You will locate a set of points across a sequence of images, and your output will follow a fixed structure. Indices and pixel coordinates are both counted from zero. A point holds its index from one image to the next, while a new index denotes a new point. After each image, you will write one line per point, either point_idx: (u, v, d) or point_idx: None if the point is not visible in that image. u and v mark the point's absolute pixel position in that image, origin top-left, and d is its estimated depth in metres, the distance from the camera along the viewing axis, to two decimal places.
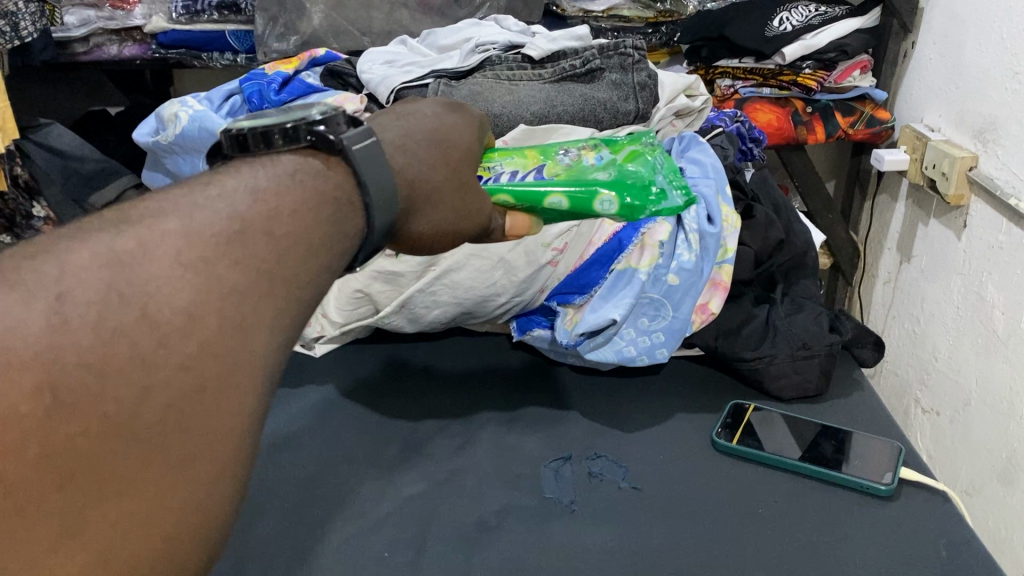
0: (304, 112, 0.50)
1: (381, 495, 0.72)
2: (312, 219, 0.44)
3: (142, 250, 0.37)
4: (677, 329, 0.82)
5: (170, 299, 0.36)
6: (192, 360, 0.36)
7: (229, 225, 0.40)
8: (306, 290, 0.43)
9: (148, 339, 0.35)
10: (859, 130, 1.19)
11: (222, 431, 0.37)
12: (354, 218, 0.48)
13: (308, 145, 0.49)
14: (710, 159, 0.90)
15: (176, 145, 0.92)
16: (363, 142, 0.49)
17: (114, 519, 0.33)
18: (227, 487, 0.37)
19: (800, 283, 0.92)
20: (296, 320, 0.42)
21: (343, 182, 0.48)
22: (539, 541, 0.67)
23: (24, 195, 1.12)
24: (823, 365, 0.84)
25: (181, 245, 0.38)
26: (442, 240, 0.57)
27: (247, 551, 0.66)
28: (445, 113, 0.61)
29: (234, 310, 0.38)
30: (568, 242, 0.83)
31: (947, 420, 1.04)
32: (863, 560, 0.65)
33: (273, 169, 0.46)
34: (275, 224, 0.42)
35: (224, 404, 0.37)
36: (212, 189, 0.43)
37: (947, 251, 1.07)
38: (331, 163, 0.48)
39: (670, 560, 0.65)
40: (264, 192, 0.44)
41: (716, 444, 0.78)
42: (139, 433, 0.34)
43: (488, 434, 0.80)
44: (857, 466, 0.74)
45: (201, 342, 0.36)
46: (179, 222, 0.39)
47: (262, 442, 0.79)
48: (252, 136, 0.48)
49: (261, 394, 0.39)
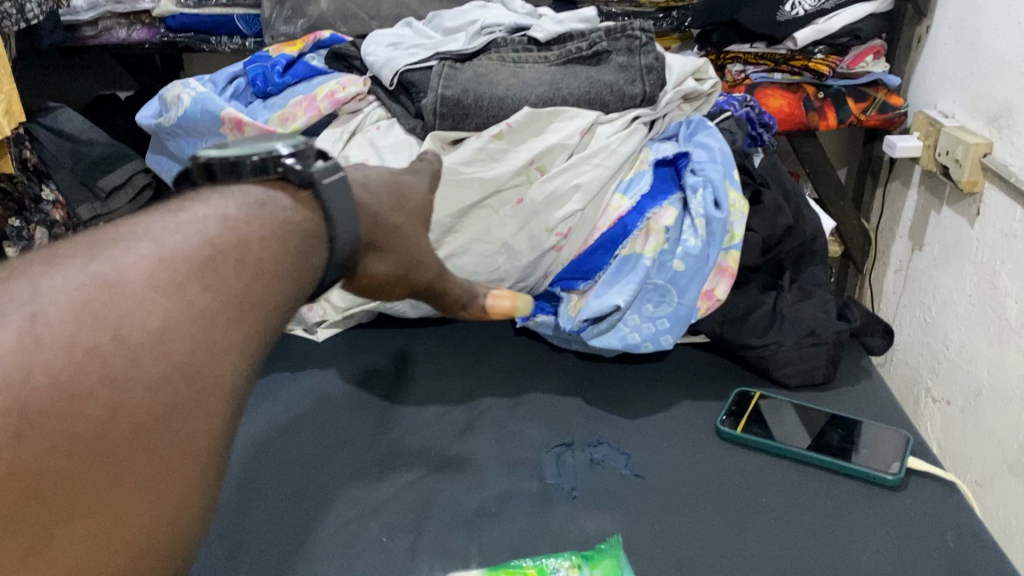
0: (271, 145, 0.52)
1: (380, 481, 0.72)
2: (282, 249, 0.47)
3: (118, 273, 0.39)
4: (682, 316, 0.80)
5: (142, 321, 0.38)
6: (162, 381, 0.38)
7: (201, 251, 0.43)
8: (271, 314, 0.45)
9: (120, 359, 0.37)
10: (871, 117, 1.17)
11: (191, 452, 0.38)
12: (320, 249, 0.50)
13: (278, 177, 0.51)
14: (717, 142, 0.86)
15: (179, 128, 0.91)
16: (331, 176, 0.52)
17: (82, 533, 0.34)
18: (192, 504, 0.38)
19: (811, 269, 0.91)
20: (258, 322, 0.43)
21: (310, 215, 0.50)
22: (540, 529, 0.66)
23: (33, 178, 1.14)
24: (830, 353, 0.83)
25: (152, 270, 0.40)
26: (392, 287, 0.57)
27: (243, 537, 0.66)
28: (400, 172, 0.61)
29: (203, 333, 0.40)
30: (573, 226, 0.82)
31: (959, 411, 1.02)
32: (868, 551, 0.64)
33: (244, 199, 0.48)
34: (245, 251, 0.45)
35: (192, 426, 0.39)
36: (183, 216, 0.45)
37: (959, 238, 1.05)
38: (301, 198, 0.51)
39: (672, 548, 0.64)
40: (235, 221, 0.46)
41: (721, 432, 0.77)
42: (109, 453, 0.35)
43: (491, 421, 0.79)
44: (864, 455, 0.73)
45: (172, 364, 0.38)
46: (152, 248, 0.41)
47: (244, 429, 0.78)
48: (221, 165, 0.51)
49: (225, 417, 0.41)
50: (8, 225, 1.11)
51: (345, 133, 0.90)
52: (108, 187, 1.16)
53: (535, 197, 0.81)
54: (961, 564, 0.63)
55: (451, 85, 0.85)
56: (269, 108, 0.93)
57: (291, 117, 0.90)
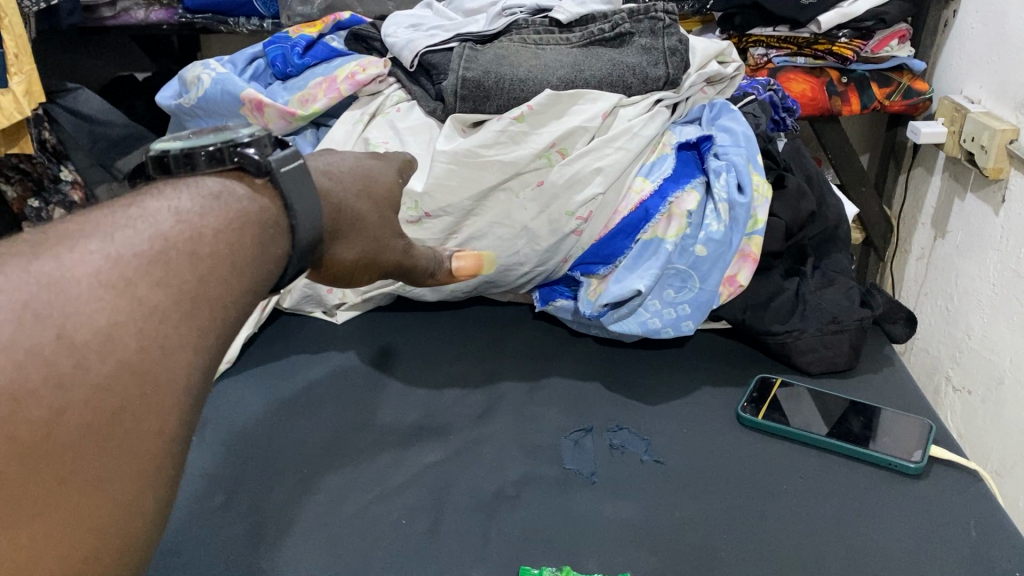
0: (232, 134, 0.51)
1: (398, 464, 0.71)
2: (239, 237, 0.47)
3: (61, 271, 0.39)
4: (703, 302, 0.79)
5: (89, 319, 0.38)
6: (111, 380, 0.37)
7: (152, 245, 0.43)
8: (233, 310, 0.45)
9: (65, 360, 0.36)
10: (895, 102, 1.15)
11: (143, 453, 0.38)
12: (280, 239, 0.50)
13: (234, 167, 0.51)
14: (742, 127, 0.85)
15: (198, 109, 0.91)
16: (290, 164, 0.51)
17: (26, 540, 0.33)
18: (145, 505, 0.38)
19: (833, 256, 0.89)
20: (216, 322, 0.44)
21: (269, 206, 0.50)
22: (561, 513, 0.66)
23: (52, 159, 1.15)
24: (852, 341, 0.82)
25: (99, 268, 0.40)
26: (361, 271, 0.60)
27: (264, 516, 0.66)
28: (364, 157, 0.63)
29: (154, 329, 0.40)
30: (593, 210, 0.81)
31: (980, 400, 1.01)
32: (891, 540, 0.64)
33: (198, 191, 0.48)
34: (199, 244, 0.45)
35: (143, 423, 0.38)
36: (133, 211, 0.45)
37: (983, 226, 1.04)
38: (257, 187, 0.50)
39: (693, 534, 0.64)
40: (188, 213, 0.46)
41: (741, 419, 0.76)
42: (55, 456, 0.35)
43: (510, 405, 0.79)
44: (886, 443, 0.72)
45: (120, 363, 0.38)
46: (100, 245, 0.41)
47: (233, 413, 0.78)
48: (175, 159, 0.50)
49: (184, 416, 0.40)
50: (27, 205, 1.13)
51: (365, 115, 0.89)
52: (125, 167, 1.20)
53: (555, 180, 0.80)
54: (986, 554, 0.62)
55: (472, 67, 0.84)
56: (289, 90, 0.93)
57: (311, 99, 0.90)
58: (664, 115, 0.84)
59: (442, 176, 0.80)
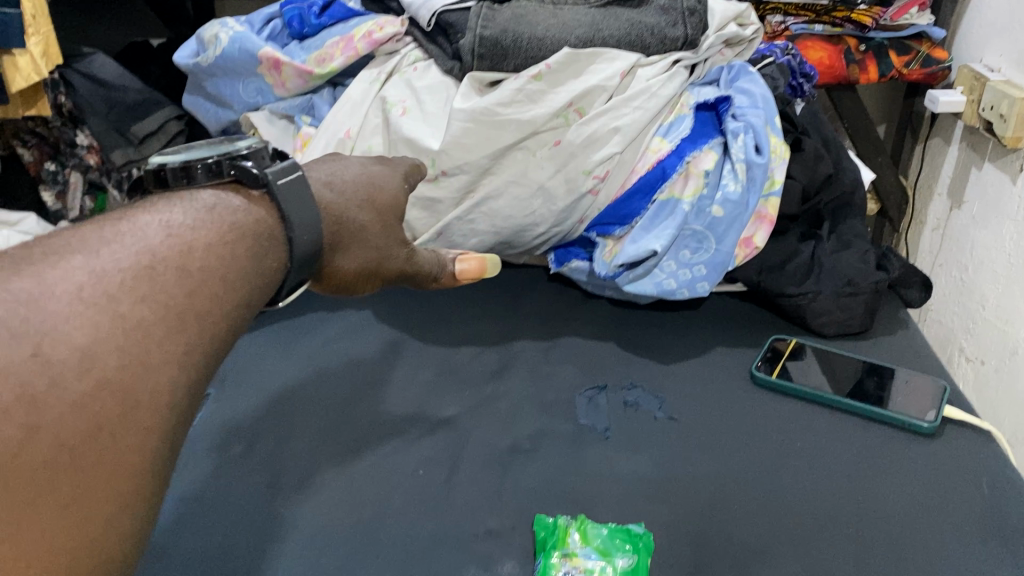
0: (230, 147, 0.50)
1: (415, 418, 0.72)
2: (230, 251, 0.44)
3: (40, 288, 0.35)
4: (719, 263, 0.80)
5: (68, 336, 0.35)
6: (88, 399, 0.34)
7: (138, 259, 0.40)
8: (221, 320, 0.42)
9: (40, 378, 0.33)
10: (914, 70, 1.14)
11: (123, 473, 0.35)
12: (276, 251, 0.48)
13: (231, 180, 0.48)
14: (761, 88, 0.85)
15: (216, 68, 0.91)
16: (287, 177, 0.49)
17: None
18: (124, 528, 0.35)
19: (849, 222, 0.89)
20: (202, 335, 0.41)
21: (264, 218, 0.48)
22: (574, 465, 0.67)
23: (67, 124, 1.19)
24: (868, 303, 0.82)
25: (82, 283, 0.37)
26: (361, 279, 0.58)
27: (283, 466, 0.67)
28: (371, 163, 0.62)
29: (136, 347, 0.37)
30: (610, 170, 0.81)
31: (993, 370, 1.01)
32: (900, 496, 0.64)
33: (191, 205, 0.46)
34: (188, 258, 0.42)
35: (123, 443, 0.35)
36: (123, 225, 0.42)
37: (1000, 197, 1.03)
38: (253, 199, 0.48)
39: (704, 488, 0.65)
40: (179, 227, 0.43)
41: (756, 379, 0.76)
42: (22, 476, 0.31)
43: (524, 361, 0.80)
44: (900, 403, 0.73)
45: (98, 381, 0.35)
46: (84, 261, 0.38)
47: (252, 373, 0.78)
48: (172, 171, 0.47)
49: (167, 434, 0.37)
50: (44, 168, 1.21)
51: (382, 74, 0.89)
52: (140, 133, 1.17)
53: (572, 140, 0.80)
54: (998, 511, 0.63)
55: (489, 26, 0.84)
56: (306, 50, 0.92)
57: (328, 58, 0.90)
58: (683, 75, 0.85)
59: (459, 135, 0.79)
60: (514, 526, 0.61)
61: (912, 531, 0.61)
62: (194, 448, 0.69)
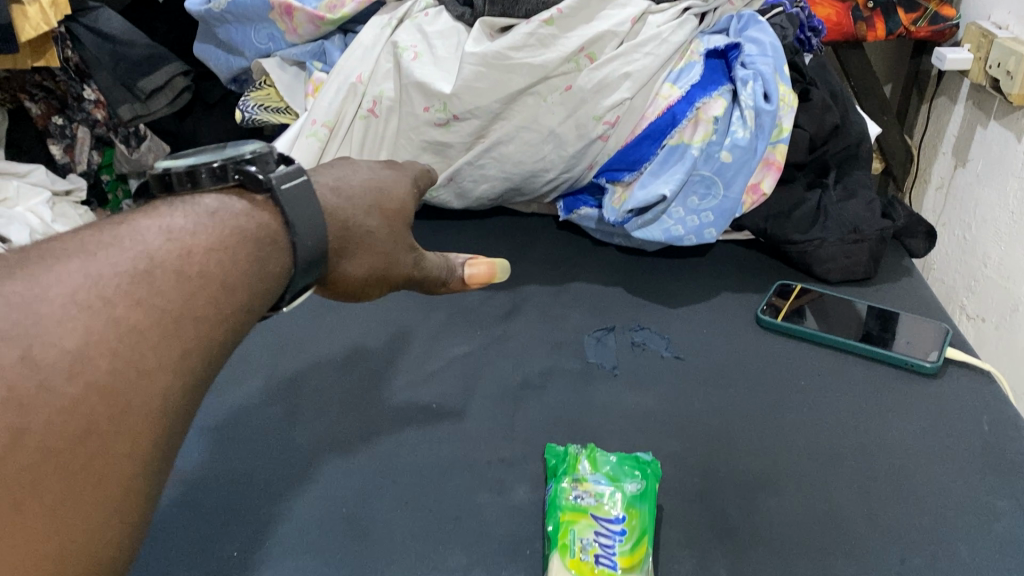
0: (235, 152, 0.49)
1: (428, 354, 0.74)
2: (231, 258, 0.43)
3: (34, 292, 0.35)
4: (727, 210, 0.81)
5: (58, 340, 0.34)
6: (78, 402, 0.33)
7: (136, 264, 0.39)
8: (221, 323, 0.41)
9: (28, 381, 0.32)
10: (922, 28, 1.14)
11: (114, 475, 0.34)
12: (279, 256, 0.46)
13: (236, 184, 0.48)
14: (769, 37, 0.85)
15: (229, 13, 0.93)
16: (291, 181, 0.48)
17: None
18: (115, 532, 0.34)
19: (856, 175, 0.88)
20: (199, 344, 0.40)
21: (269, 223, 0.46)
22: (584, 400, 0.68)
23: (75, 78, 1.17)
24: (872, 250, 0.83)
25: (77, 287, 0.36)
26: (372, 285, 0.56)
27: (300, 399, 0.69)
28: (381, 168, 0.59)
29: (130, 350, 0.36)
30: (620, 116, 0.82)
31: (993, 326, 1.03)
32: (903, 430, 0.66)
33: (193, 208, 0.45)
34: (188, 262, 0.41)
35: (114, 446, 0.35)
36: (121, 230, 0.41)
37: (1004, 154, 1.04)
38: (257, 203, 0.47)
39: (709, 422, 0.66)
40: (180, 232, 0.42)
41: (762, 321, 0.78)
42: (12, 477, 0.31)
43: (534, 305, 0.81)
44: (904, 345, 0.74)
45: (90, 383, 0.34)
46: (81, 265, 0.37)
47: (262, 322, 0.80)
48: (177, 176, 0.47)
49: (161, 436, 0.37)
50: (52, 121, 1.21)
51: (393, 19, 0.89)
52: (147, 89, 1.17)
53: (583, 84, 0.81)
54: (997, 446, 0.64)
55: None
56: None
57: (339, 4, 0.89)
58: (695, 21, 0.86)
59: (472, 78, 0.80)
60: (527, 455, 0.63)
61: (911, 459, 0.63)
62: (221, 380, 0.72)
